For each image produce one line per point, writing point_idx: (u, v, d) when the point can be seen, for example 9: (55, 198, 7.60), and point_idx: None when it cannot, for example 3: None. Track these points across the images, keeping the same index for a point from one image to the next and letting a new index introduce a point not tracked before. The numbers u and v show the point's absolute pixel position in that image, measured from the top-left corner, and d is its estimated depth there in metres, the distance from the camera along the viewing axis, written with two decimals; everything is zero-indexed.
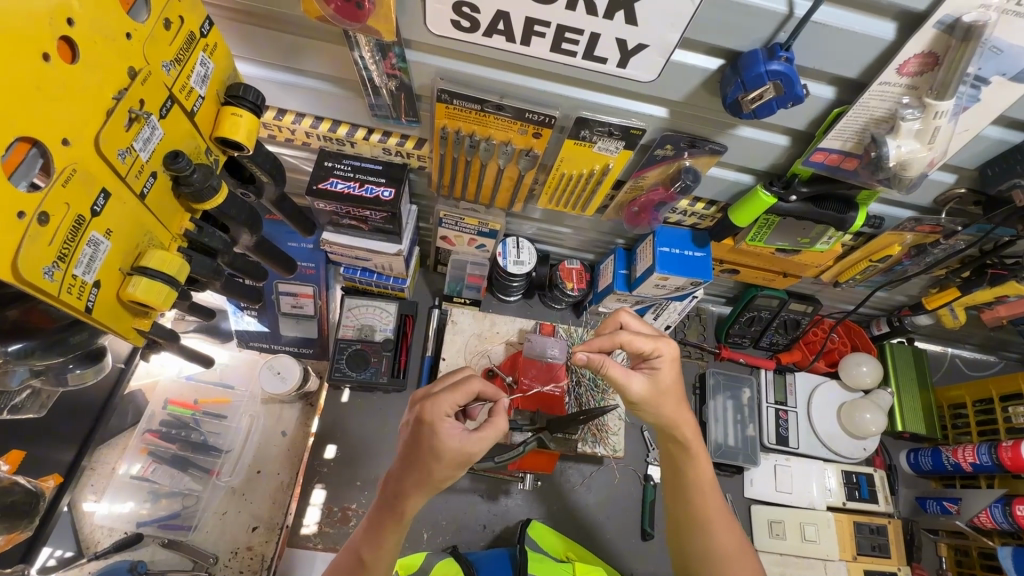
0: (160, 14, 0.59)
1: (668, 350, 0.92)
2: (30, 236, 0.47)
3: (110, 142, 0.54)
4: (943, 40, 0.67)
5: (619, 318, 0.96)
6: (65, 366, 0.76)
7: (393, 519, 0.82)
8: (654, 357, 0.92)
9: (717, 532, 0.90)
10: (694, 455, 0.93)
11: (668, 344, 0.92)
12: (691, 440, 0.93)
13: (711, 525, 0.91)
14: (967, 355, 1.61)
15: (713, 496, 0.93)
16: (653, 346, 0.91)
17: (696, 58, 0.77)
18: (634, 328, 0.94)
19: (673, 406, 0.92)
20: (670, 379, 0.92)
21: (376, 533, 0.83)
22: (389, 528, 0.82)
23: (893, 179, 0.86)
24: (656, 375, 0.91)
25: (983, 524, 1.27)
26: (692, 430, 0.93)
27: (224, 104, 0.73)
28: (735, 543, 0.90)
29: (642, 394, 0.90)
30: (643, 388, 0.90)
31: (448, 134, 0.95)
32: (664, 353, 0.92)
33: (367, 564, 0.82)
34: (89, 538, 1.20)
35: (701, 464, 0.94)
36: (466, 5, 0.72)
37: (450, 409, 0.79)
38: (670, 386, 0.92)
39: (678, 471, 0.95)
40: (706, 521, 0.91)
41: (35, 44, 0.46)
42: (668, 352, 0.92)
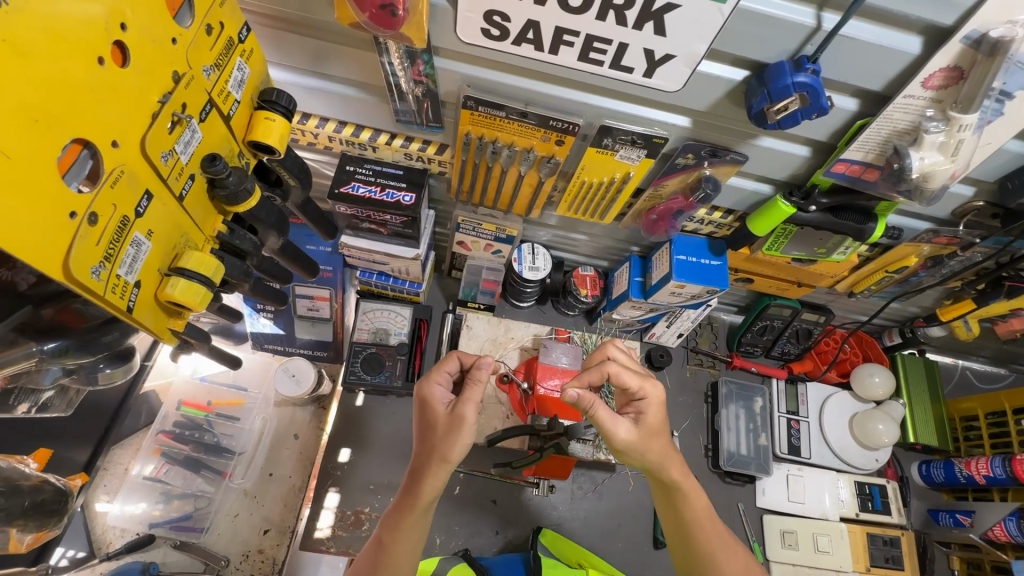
0: (203, 20, 0.60)
1: (654, 392, 0.91)
2: (81, 236, 0.47)
3: (154, 144, 0.55)
4: (968, 55, 0.68)
5: (606, 352, 0.97)
6: (95, 365, 0.76)
7: (406, 502, 0.86)
8: (640, 398, 0.91)
9: (724, 565, 0.90)
10: (686, 492, 0.93)
11: (655, 390, 0.91)
12: (681, 479, 0.92)
13: (718, 560, 0.91)
14: (979, 368, 1.61)
15: (710, 527, 0.93)
16: (640, 385, 0.90)
17: (721, 69, 0.78)
18: (620, 360, 0.95)
19: (662, 445, 0.90)
20: (658, 421, 0.91)
21: (395, 519, 0.87)
22: (407, 514, 0.86)
23: (914, 192, 0.87)
24: (643, 417, 0.90)
25: (997, 538, 1.26)
26: (680, 469, 0.91)
27: (257, 108, 0.74)
28: (741, 571, 0.91)
29: (631, 437, 0.86)
30: (630, 432, 0.86)
31: (471, 141, 0.97)
32: (650, 397, 0.91)
33: (387, 560, 0.86)
34: (102, 538, 1.20)
35: (695, 500, 0.93)
36: (497, 14, 0.73)
37: (475, 398, 0.83)
38: (656, 429, 0.90)
39: (670, 506, 0.94)
40: (710, 553, 0.91)
41: (92, 48, 0.47)
42: (651, 395, 0.91)
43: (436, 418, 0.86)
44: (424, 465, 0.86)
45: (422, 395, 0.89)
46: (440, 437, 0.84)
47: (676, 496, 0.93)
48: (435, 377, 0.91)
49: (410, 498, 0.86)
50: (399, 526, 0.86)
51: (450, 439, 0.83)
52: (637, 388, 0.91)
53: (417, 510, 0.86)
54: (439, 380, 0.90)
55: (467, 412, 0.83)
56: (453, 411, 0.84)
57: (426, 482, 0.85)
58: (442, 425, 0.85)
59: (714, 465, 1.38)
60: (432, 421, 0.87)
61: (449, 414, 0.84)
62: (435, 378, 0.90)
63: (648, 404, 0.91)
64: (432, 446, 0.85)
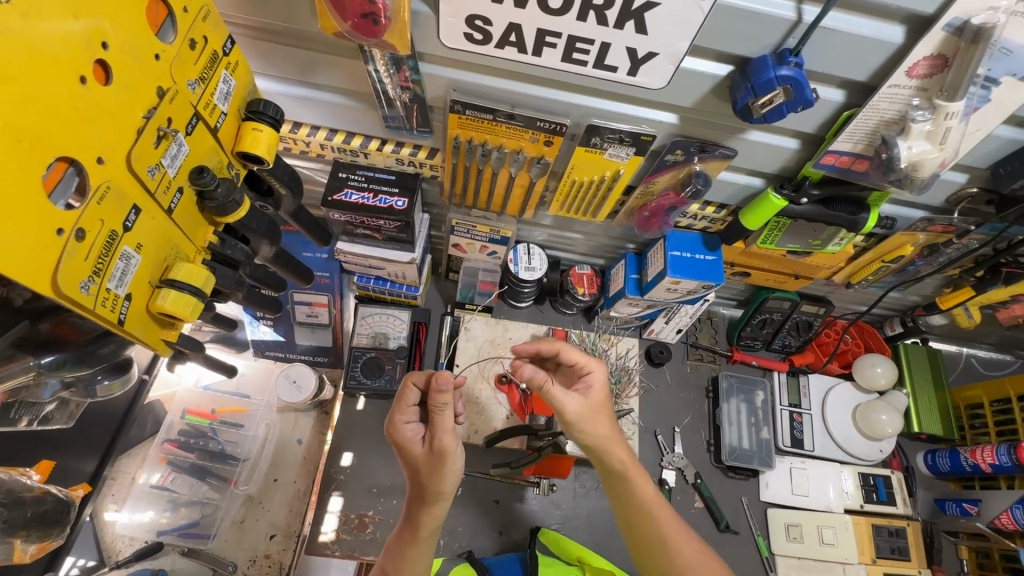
0: (186, 34, 0.61)
1: (599, 368, 0.97)
2: (69, 252, 0.49)
3: (139, 159, 0.56)
4: (952, 42, 0.68)
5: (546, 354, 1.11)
6: (93, 378, 0.78)
7: (407, 531, 0.93)
8: (587, 373, 0.97)
9: (675, 550, 0.90)
10: (635, 479, 0.95)
11: (599, 368, 0.96)
12: (622, 464, 0.95)
13: (670, 543, 0.91)
14: (984, 355, 1.60)
15: (662, 512, 0.93)
16: (586, 361, 0.96)
17: (705, 65, 0.78)
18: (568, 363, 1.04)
19: (603, 424, 0.95)
20: (601, 399, 0.96)
21: (398, 552, 0.92)
22: (410, 548, 0.92)
23: (905, 181, 0.86)
24: (589, 394, 0.96)
25: (1004, 526, 1.24)
26: (621, 454, 0.95)
27: (245, 120, 0.75)
28: (695, 549, 0.91)
29: (581, 416, 0.93)
30: (579, 403, 0.93)
31: (461, 144, 0.97)
32: (596, 373, 0.97)
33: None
34: (111, 547, 1.22)
35: (642, 483, 0.95)
36: (479, 18, 0.73)
37: (447, 426, 0.87)
38: (601, 404, 0.96)
39: (617, 492, 0.96)
40: (661, 540, 0.91)
41: (73, 68, 0.48)
42: (596, 375, 0.96)
43: (419, 458, 0.90)
44: (417, 503, 0.92)
45: (396, 438, 0.91)
46: (426, 475, 0.90)
47: (623, 484, 0.95)
48: (401, 415, 0.93)
49: (413, 529, 0.92)
50: (404, 558, 0.92)
51: (437, 472, 0.88)
52: (584, 365, 0.96)
53: (420, 540, 0.92)
54: (405, 417, 0.93)
55: (445, 441, 0.87)
56: (435, 443, 0.88)
57: (426, 515, 0.91)
58: (425, 461, 0.89)
59: (717, 461, 1.37)
60: (416, 461, 0.91)
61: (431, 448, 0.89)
62: (401, 417, 0.92)
63: (592, 384, 0.96)
64: (423, 484, 0.90)
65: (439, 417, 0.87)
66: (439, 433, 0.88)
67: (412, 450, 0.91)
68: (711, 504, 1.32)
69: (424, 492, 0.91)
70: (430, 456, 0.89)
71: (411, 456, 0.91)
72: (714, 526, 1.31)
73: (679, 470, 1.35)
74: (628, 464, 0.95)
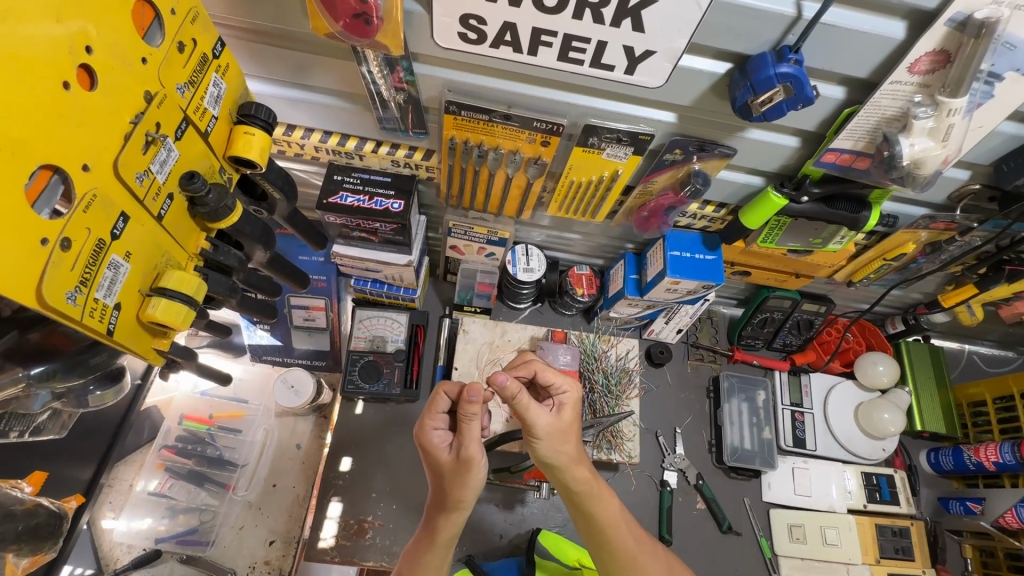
0: (174, 37, 0.60)
1: (574, 388, 0.95)
2: (53, 262, 0.47)
3: (126, 165, 0.55)
4: (955, 37, 0.67)
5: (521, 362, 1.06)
6: (86, 388, 0.77)
7: (424, 537, 0.94)
8: (561, 391, 0.94)
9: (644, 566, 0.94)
10: (598, 499, 0.95)
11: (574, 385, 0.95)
12: (588, 485, 0.94)
13: (637, 560, 0.94)
14: (986, 352, 1.59)
15: (626, 528, 0.96)
16: (561, 382, 0.94)
17: (704, 63, 0.77)
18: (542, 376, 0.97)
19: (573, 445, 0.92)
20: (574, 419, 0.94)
21: (415, 557, 0.94)
22: (426, 552, 0.93)
23: (906, 179, 0.85)
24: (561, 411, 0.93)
25: (1009, 524, 1.23)
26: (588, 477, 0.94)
27: (237, 123, 0.73)
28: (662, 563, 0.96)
29: (551, 431, 0.90)
30: (551, 419, 0.89)
31: (457, 145, 0.96)
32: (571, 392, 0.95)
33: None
34: (109, 555, 1.20)
35: (607, 503, 0.96)
36: (473, 18, 0.72)
37: (474, 436, 0.87)
38: (571, 424, 0.93)
39: (581, 511, 0.95)
40: (632, 557, 0.94)
41: (56, 73, 0.47)
42: (569, 394, 0.94)
43: (444, 464, 0.90)
44: (438, 508, 0.92)
45: (422, 442, 0.91)
46: (449, 482, 0.89)
47: (587, 505, 0.95)
48: (430, 420, 0.92)
49: (432, 534, 0.93)
50: (419, 562, 0.94)
51: (461, 482, 0.88)
52: (559, 385, 0.94)
53: (435, 546, 0.93)
54: (433, 424, 0.92)
55: (469, 453, 0.86)
56: (461, 453, 0.87)
57: (444, 521, 0.92)
58: (450, 468, 0.89)
59: (719, 461, 1.36)
60: (440, 468, 0.90)
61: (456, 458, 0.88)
62: (430, 423, 0.92)
63: (565, 403, 0.94)
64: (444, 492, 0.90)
65: (467, 427, 0.86)
66: (467, 442, 0.87)
67: (438, 456, 0.90)
68: (713, 506, 1.31)
69: (445, 499, 0.91)
70: (455, 463, 0.88)
71: (437, 461, 0.90)
72: (716, 528, 1.31)
73: (680, 471, 1.34)
74: (592, 486, 0.94)
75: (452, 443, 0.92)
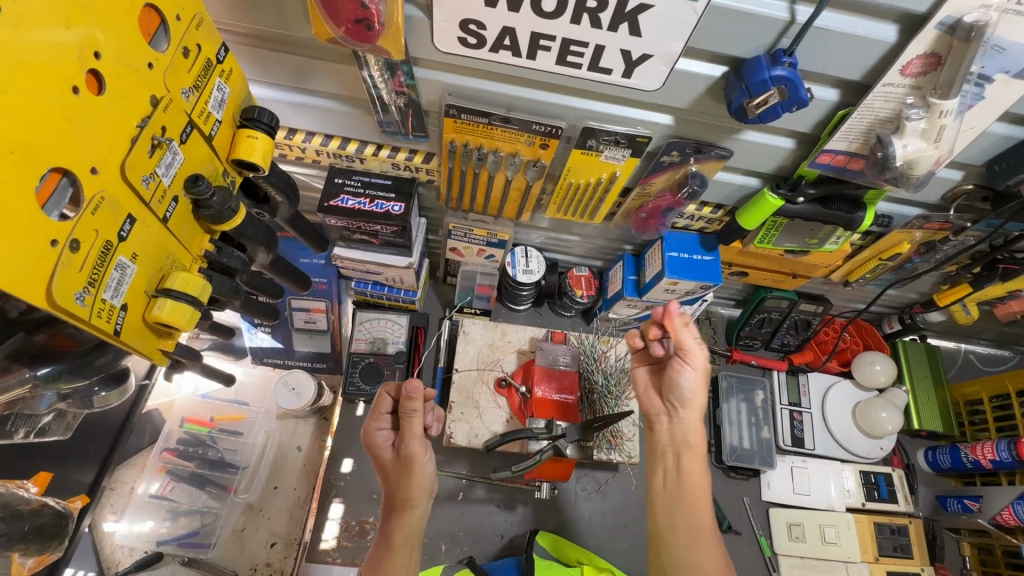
0: (180, 43, 0.61)
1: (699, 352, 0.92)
2: (63, 263, 0.48)
3: (133, 168, 0.56)
4: (945, 41, 0.68)
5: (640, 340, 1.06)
6: (90, 390, 0.78)
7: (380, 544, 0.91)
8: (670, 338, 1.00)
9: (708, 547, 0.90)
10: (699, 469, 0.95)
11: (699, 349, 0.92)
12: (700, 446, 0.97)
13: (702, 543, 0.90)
14: (982, 351, 1.60)
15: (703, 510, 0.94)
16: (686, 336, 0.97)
17: (700, 66, 0.79)
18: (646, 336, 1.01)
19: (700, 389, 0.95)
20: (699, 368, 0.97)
21: (377, 564, 0.89)
22: (387, 555, 0.91)
23: (900, 179, 0.86)
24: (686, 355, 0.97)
25: (1006, 522, 1.23)
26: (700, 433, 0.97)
27: (240, 127, 0.74)
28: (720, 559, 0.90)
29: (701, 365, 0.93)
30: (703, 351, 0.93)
31: (457, 148, 0.97)
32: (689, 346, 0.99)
33: None
34: (110, 558, 1.21)
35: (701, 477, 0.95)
36: (473, 22, 0.73)
37: (415, 433, 0.91)
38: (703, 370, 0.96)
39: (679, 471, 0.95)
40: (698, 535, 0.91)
41: (65, 78, 0.48)
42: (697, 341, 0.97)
43: (387, 463, 0.95)
44: (387, 511, 0.95)
45: (369, 442, 0.96)
46: (394, 481, 0.94)
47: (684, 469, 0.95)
48: (374, 421, 0.97)
49: (387, 534, 0.93)
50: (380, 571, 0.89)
51: (405, 480, 0.92)
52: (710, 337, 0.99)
53: (398, 548, 0.91)
54: (378, 424, 0.97)
55: (412, 447, 0.91)
56: (402, 449, 0.92)
57: (398, 523, 0.92)
58: (392, 466, 0.94)
59: (718, 461, 1.37)
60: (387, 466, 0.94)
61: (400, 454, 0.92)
62: (374, 424, 0.97)
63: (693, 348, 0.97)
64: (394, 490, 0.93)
65: (407, 423, 0.90)
66: (410, 440, 0.91)
67: (382, 455, 0.96)
68: (712, 505, 1.32)
69: (394, 498, 0.94)
70: (398, 460, 0.93)
71: (380, 460, 0.96)
72: (716, 527, 1.31)
73: None
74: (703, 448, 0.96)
75: (395, 442, 0.97)
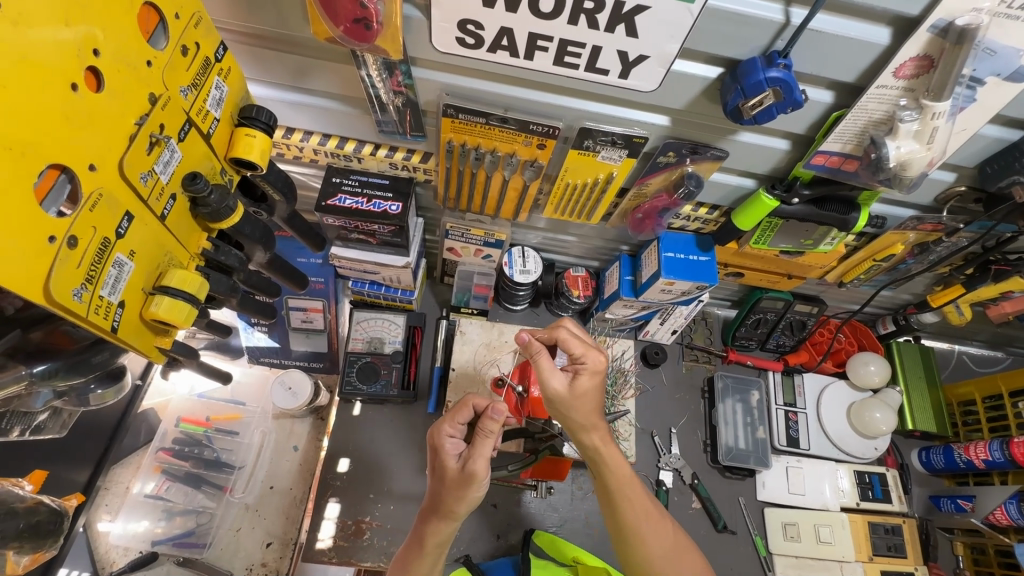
0: (178, 41, 0.61)
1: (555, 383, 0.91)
2: (61, 259, 0.48)
3: (132, 165, 0.56)
4: (937, 43, 0.69)
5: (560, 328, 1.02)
6: (86, 387, 0.78)
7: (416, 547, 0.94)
8: (582, 362, 0.94)
9: (649, 532, 0.95)
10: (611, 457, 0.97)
11: (557, 375, 0.92)
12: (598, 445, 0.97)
13: (642, 528, 0.95)
14: (975, 352, 1.61)
15: (634, 493, 0.97)
16: (583, 351, 0.94)
17: (696, 68, 0.79)
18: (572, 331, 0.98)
19: (586, 409, 0.94)
20: (590, 389, 0.93)
21: (405, 562, 0.94)
22: (415, 557, 0.94)
23: (894, 180, 0.87)
24: (578, 379, 0.93)
25: (999, 521, 1.26)
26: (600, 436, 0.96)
27: (238, 125, 0.75)
28: (666, 539, 0.95)
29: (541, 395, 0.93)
30: (563, 383, 0.92)
31: (454, 148, 0.98)
32: (593, 363, 0.93)
33: None
34: (105, 558, 1.20)
35: (618, 466, 0.97)
36: (470, 23, 0.74)
37: (485, 453, 0.87)
38: (587, 392, 0.93)
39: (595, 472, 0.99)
40: (637, 526, 0.95)
41: (64, 75, 0.48)
42: (593, 362, 0.93)
43: (450, 474, 0.89)
44: (432, 514, 0.92)
45: (434, 446, 0.92)
46: (448, 490, 0.89)
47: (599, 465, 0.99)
48: (446, 427, 0.94)
49: (420, 540, 0.93)
50: (410, 567, 0.94)
51: (460, 494, 0.87)
52: (580, 354, 0.94)
53: (425, 553, 0.93)
54: (446, 432, 0.93)
55: (473, 468, 0.86)
56: (465, 465, 0.87)
57: (433, 531, 0.92)
58: (452, 479, 0.88)
59: (714, 461, 1.38)
60: (443, 473, 0.90)
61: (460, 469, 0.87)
62: (445, 429, 0.93)
63: (589, 370, 0.93)
64: (440, 499, 0.90)
65: (484, 441, 0.87)
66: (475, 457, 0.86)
67: (445, 463, 0.90)
68: (708, 505, 1.32)
69: (438, 505, 0.91)
70: (458, 474, 0.88)
71: (443, 467, 0.90)
72: (712, 527, 1.32)
73: (676, 471, 1.35)
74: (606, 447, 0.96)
75: (461, 454, 0.92)
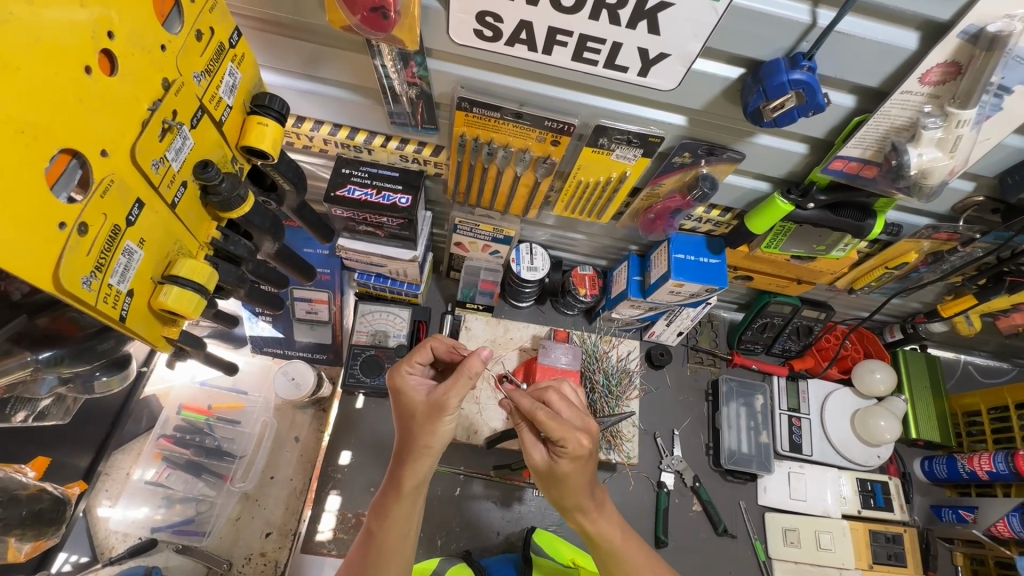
0: (193, 25, 0.60)
1: (574, 443, 0.81)
2: (71, 247, 0.47)
3: (145, 151, 0.55)
4: (966, 50, 0.67)
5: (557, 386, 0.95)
6: (92, 373, 0.77)
7: (390, 492, 0.88)
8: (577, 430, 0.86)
9: None
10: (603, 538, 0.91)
11: (579, 439, 0.81)
12: (592, 525, 0.90)
13: None
14: (981, 362, 1.60)
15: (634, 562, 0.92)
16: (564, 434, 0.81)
17: (717, 67, 0.78)
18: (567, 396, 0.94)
19: (572, 489, 0.86)
20: (571, 469, 0.83)
21: (383, 511, 0.89)
22: (393, 503, 0.88)
23: (913, 188, 0.86)
24: (559, 461, 0.83)
25: (1000, 533, 1.25)
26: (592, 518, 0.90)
27: (250, 114, 0.73)
28: None
29: (544, 470, 0.86)
30: (542, 462, 0.85)
31: (467, 142, 0.96)
32: (573, 446, 0.81)
33: (379, 545, 0.87)
34: (104, 543, 1.20)
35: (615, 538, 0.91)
36: (489, 15, 0.72)
37: (462, 391, 0.84)
38: (570, 473, 0.83)
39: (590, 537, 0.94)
40: None
41: (79, 57, 0.47)
42: (575, 444, 0.81)
43: (416, 404, 0.87)
44: (408, 453, 0.87)
45: (397, 385, 0.90)
46: (418, 425, 0.86)
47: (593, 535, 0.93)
48: (404, 366, 0.92)
49: (396, 487, 0.88)
50: (387, 513, 0.88)
51: (432, 427, 0.85)
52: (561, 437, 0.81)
53: (406, 498, 0.87)
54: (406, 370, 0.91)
55: (441, 396, 0.84)
56: (437, 397, 0.84)
57: (408, 472, 0.87)
58: (422, 410, 0.86)
59: (716, 464, 1.37)
60: (407, 408, 0.88)
61: (428, 403, 0.85)
62: (404, 368, 0.92)
63: (569, 454, 0.82)
64: (410, 432, 0.87)
65: (465, 379, 0.83)
66: (453, 390, 0.83)
67: (413, 394, 0.88)
68: (709, 508, 1.32)
69: (411, 444, 0.87)
70: (427, 405, 0.85)
71: (407, 400, 0.88)
72: (712, 530, 1.32)
73: (677, 473, 1.35)
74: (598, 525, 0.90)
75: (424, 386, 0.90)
